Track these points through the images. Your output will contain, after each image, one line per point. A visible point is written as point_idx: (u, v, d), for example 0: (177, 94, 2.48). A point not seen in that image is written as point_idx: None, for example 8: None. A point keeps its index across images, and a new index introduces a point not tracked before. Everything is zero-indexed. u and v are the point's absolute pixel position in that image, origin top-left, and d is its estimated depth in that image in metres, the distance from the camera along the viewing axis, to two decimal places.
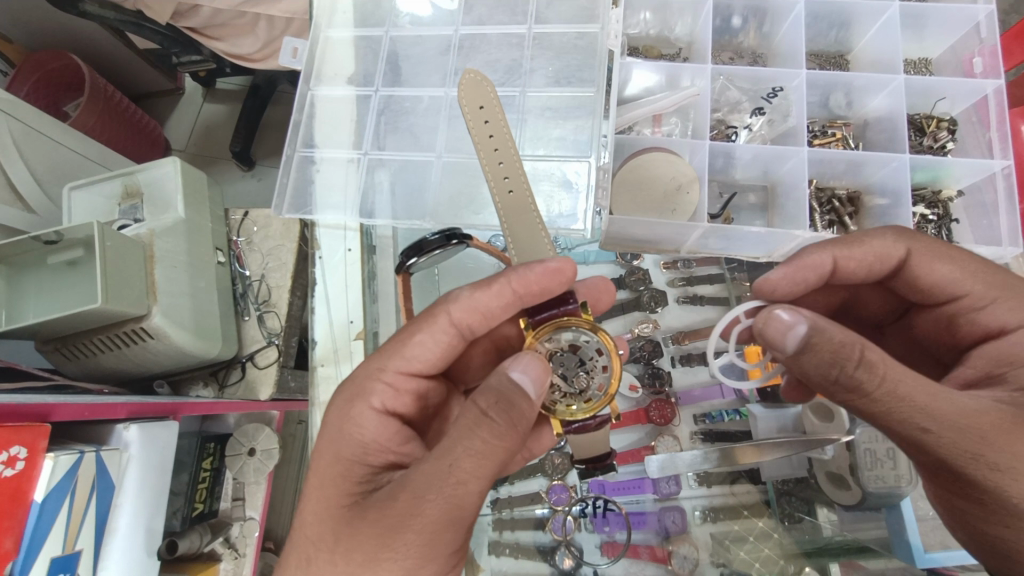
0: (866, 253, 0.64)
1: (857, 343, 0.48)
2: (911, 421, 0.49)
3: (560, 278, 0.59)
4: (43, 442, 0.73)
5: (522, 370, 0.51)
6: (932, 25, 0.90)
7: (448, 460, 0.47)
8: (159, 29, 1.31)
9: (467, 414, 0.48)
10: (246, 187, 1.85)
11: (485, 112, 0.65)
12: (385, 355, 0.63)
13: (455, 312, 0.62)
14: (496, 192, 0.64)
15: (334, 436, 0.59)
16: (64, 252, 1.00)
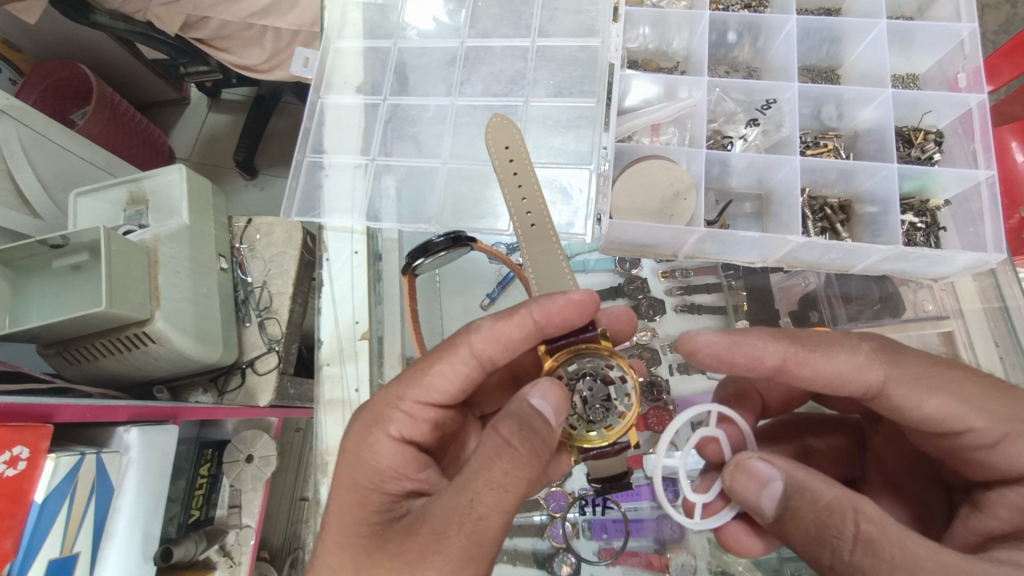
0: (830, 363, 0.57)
1: (846, 507, 0.46)
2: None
3: (583, 310, 0.58)
4: (46, 443, 0.74)
5: (541, 397, 0.52)
6: (919, 42, 0.94)
7: (468, 494, 0.47)
8: (166, 39, 1.34)
9: (488, 444, 0.48)
10: (249, 197, 1.87)
11: (511, 151, 0.68)
12: (404, 383, 0.61)
13: (477, 342, 0.60)
14: (507, 192, 0.66)
15: (355, 460, 0.58)
16: (70, 256, 1.01)
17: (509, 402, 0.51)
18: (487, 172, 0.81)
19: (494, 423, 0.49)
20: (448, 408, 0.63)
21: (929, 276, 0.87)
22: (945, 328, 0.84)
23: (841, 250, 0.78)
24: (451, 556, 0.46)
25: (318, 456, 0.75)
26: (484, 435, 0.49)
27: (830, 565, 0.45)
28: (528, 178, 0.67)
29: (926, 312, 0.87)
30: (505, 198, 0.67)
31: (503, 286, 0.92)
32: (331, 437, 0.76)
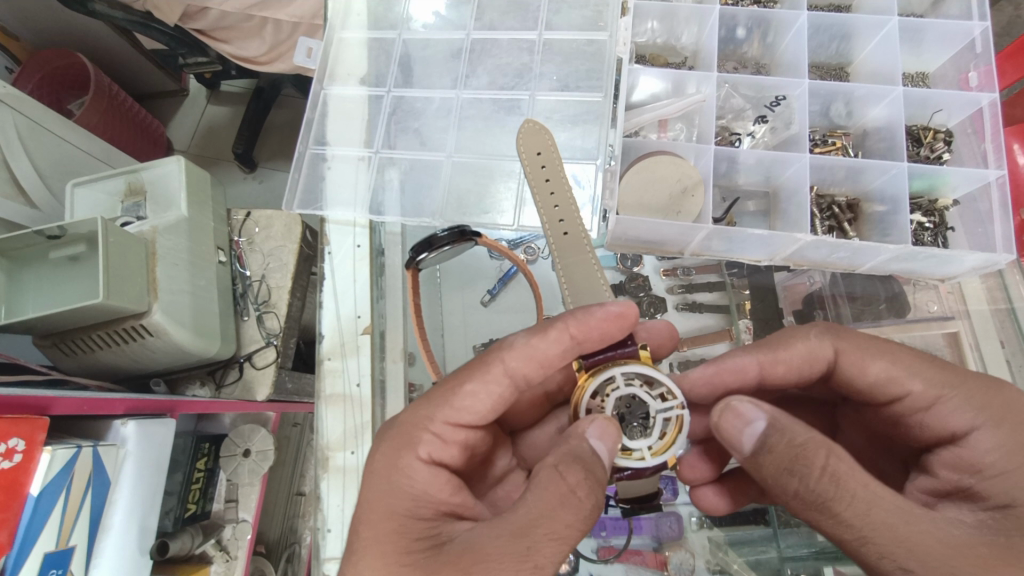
0: (793, 357, 0.61)
1: (820, 448, 0.48)
2: (889, 560, 0.46)
3: (622, 323, 0.58)
4: (42, 435, 0.72)
5: (598, 438, 0.52)
6: (929, 40, 0.93)
7: (526, 541, 0.47)
8: (166, 29, 1.33)
9: (553, 490, 0.48)
10: (248, 189, 1.86)
11: (543, 157, 0.67)
12: (434, 403, 0.58)
13: (512, 360, 0.58)
14: (530, 172, 0.67)
15: (386, 486, 0.55)
16: (67, 247, 1.00)
17: (567, 441, 0.52)
18: (492, 166, 0.81)
19: (559, 465, 0.50)
20: (478, 431, 0.61)
21: (936, 277, 0.86)
22: (950, 329, 0.84)
23: (848, 249, 0.78)
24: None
25: (319, 451, 0.74)
26: (547, 477, 0.49)
27: (796, 494, 0.48)
28: (561, 185, 0.66)
29: (930, 313, 0.87)
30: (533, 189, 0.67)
31: (506, 282, 0.92)
32: (332, 431, 0.75)
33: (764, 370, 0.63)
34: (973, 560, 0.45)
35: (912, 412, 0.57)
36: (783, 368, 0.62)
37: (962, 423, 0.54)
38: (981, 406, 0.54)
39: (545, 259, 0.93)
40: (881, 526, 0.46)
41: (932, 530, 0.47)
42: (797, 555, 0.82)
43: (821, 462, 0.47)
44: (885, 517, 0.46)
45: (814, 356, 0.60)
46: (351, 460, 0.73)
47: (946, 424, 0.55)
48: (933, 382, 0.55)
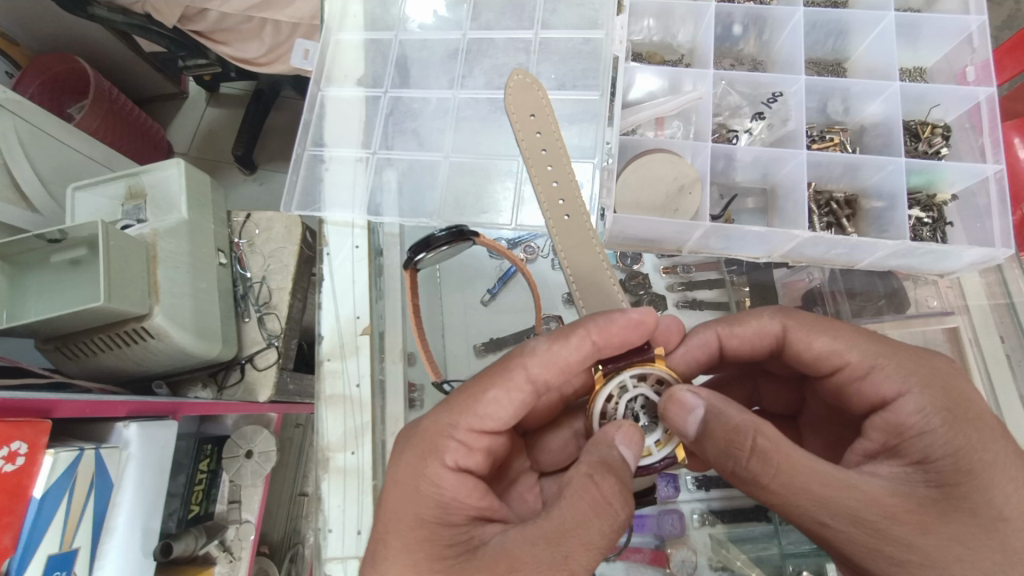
0: (747, 331, 0.64)
1: (750, 428, 0.48)
2: (808, 514, 0.47)
3: (641, 329, 0.58)
4: (44, 438, 0.73)
5: (626, 446, 0.53)
6: (926, 36, 0.93)
7: (562, 548, 0.46)
8: (165, 32, 1.33)
9: (586, 500, 0.48)
10: (248, 192, 1.86)
11: (535, 121, 0.65)
12: (456, 410, 0.57)
13: (533, 366, 0.58)
14: (524, 134, 0.65)
15: (412, 494, 0.54)
16: (68, 250, 1.01)
17: (596, 449, 0.53)
18: (490, 166, 0.81)
19: (592, 474, 0.50)
20: (500, 436, 0.60)
21: (935, 272, 0.86)
22: (949, 325, 0.83)
23: (847, 246, 0.78)
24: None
25: (319, 452, 0.74)
26: (580, 487, 0.49)
27: (733, 472, 0.49)
28: (562, 170, 0.64)
29: (929, 308, 0.87)
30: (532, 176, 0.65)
31: (505, 281, 0.92)
32: (333, 433, 0.75)
33: (723, 342, 0.66)
34: (888, 511, 0.46)
35: (848, 380, 0.57)
36: (738, 341, 0.65)
37: (890, 389, 0.54)
38: (911, 371, 0.54)
39: (545, 259, 0.93)
40: (812, 495, 0.46)
41: (884, 487, 0.48)
42: (798, 551, 0.85)
43: (752, 439, 0.48)
44: (816, 483, 0.47)
45: (764, 332, 0.63)
46: (352, 461, 0.74)
47: (878, 391, 0.55)
48: (868, 353, 0.56)
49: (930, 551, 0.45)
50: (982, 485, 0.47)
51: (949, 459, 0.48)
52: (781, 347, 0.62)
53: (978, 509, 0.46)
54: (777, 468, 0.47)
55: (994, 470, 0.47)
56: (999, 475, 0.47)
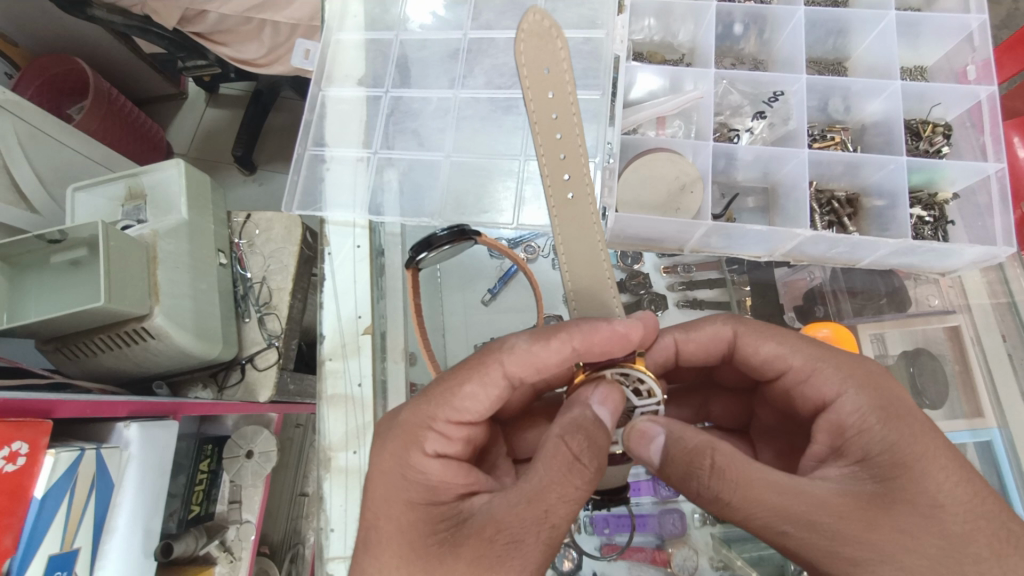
0: (700, 338, 0.64)
1: (706, 449, 0.49)
2: (771, 526, 0.47)
3: (625, 343, 0.56)
4: (44, 439, 0.73)
5: (601, 404, 0.54)
6: (926, 34, 0.93)
7: (542, 505, 0.47)
8: (164, 33, 1.33)
9: (558, 459, 0.48)
10: (247, 192, 1.86)
11: (549, 77, 0.57)
12: (434, 402, 0.58)
13: (510, 365, 0.57)
14: (533, 99, 0.57)
15: (398, 481, 0.55)
16: (68, 251, 1.01)
17: (571, 411, 0.52)
18: (491, 166, 0.81)
19: (563, 434, 0.50)
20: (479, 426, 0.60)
21: (936, 271, 0.86)
22: (951, 323, 0.84)
23: (848, 244, 0.78)
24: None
25: (320, 452, 0.74)
26: (551, 448, 0.49)
27: (698, 493, 0.49)
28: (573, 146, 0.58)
29: (931, 307, 0.87)
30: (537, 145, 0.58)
31: (505, 281, 0.92)
32: (335, 432, 0.75)
33: (680, 348, 0.66)
34: (839, 511, 0.46)
35: (795, 383, 0.59)
36: (694, 346, 0.65)
37: (830, 389, 0.56)
38: (848, 372, 0.56)
39: (545, 258, 0.93)
40: (767, 505, 0.47)
41: (833, 488, 0.48)
42: None
43: (709, 458, 0.48)
44: (772, 493, 0.47)
45: (716, 338, 0.64)
46: (354, 461, 0.74)
47: (819, 393, 0.57)
48: (809, 356, 0.58)
49: (885, 548, 0.45)
50: (917, 477, 0.48)
51: (886, 455, 0.50)
52: (733, 352, 0.64)
53: (916, 500, 0.47)
54: (734, 480, 0.47)
55: (929, 461, 0.49)
56: (930, 466, 0.48)
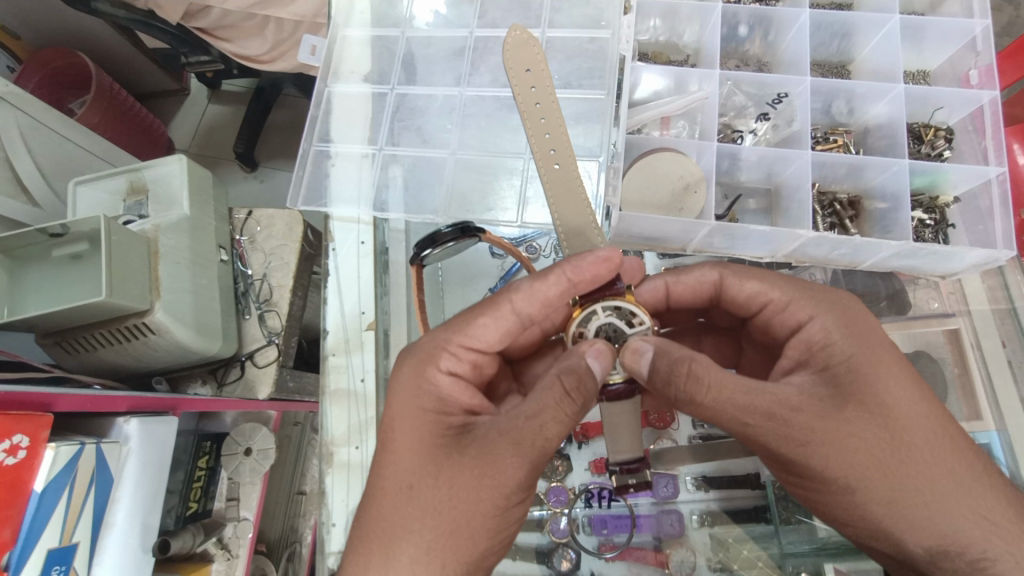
0: (691, 281, 0.69)
1: (686, 358, 0.53)
2: (735, 418, 0.53)
3: (609, 266, 0.60)
4: (45, 432, 0.73)
5: (595, 358, 0.55)
6: (930, 37, 0.93)
7: (537, 422, 0.52)
8: (168, 28, 1.33)
9: (554, 390, 0.52)
10: (248, 189, 1.86)
11: (532, 75, 0.65)
12: (451, 329, 0.63)
13: (518, 300, 0.63)
14: (527, 115, 0.65)
15: (409, 395, 0.59)
16: (69, 245, 1.01)
17: (567, 358, 0.55)
18: (496, 164, 0.81)
19: (557, 372, 0.53)
20: (490, 357, 0.66)
21: (937, 273, 0.87)
22: (950, 326, 0.84)
23: (849, 245, 0.78)
24: (502, 480, 0.51)
25: (323, 446, 0.75)
26: (547, 382, 0.53)
27: (676, 397, 0.54)
28: (557, 131, 0.64)
29: (930, 310, 0.87)
30: (528, 132, 0.65)
31: (507, 280, 0.92)
32: (337, 427, 0.75)
33: (670, 289, 0.71)
34: (794, 407, 0.53)
35: (773, 314, 0.64)
36: (683, 289, 0.70)
37: (803, 314, 0.62)
38: (822, 301, 0.62)
39: (547, 257, 0.94)
40: (736, 404, 0.53)
41: (793, 392, 0.55)
42: (797, 551, 0.85)
43: (683, 368, 0.52)
44: (741, 395, 0.53)
45: (703, 281, 0.69)
46: (356, 455, 0.74)
47: (795, 318, 0.62)
48: (789, 290, 0.63)
49: (822, 436, 0.53)
50: (868, 386, 0.55)
51: (844, 367, 0.56)
52: (718, 292, 0.69)
53: (864, 404, 0.54)
54: (710, 386, 0.52)
55: (879, 372, 0.55)
56: (881, 378, 0.55)
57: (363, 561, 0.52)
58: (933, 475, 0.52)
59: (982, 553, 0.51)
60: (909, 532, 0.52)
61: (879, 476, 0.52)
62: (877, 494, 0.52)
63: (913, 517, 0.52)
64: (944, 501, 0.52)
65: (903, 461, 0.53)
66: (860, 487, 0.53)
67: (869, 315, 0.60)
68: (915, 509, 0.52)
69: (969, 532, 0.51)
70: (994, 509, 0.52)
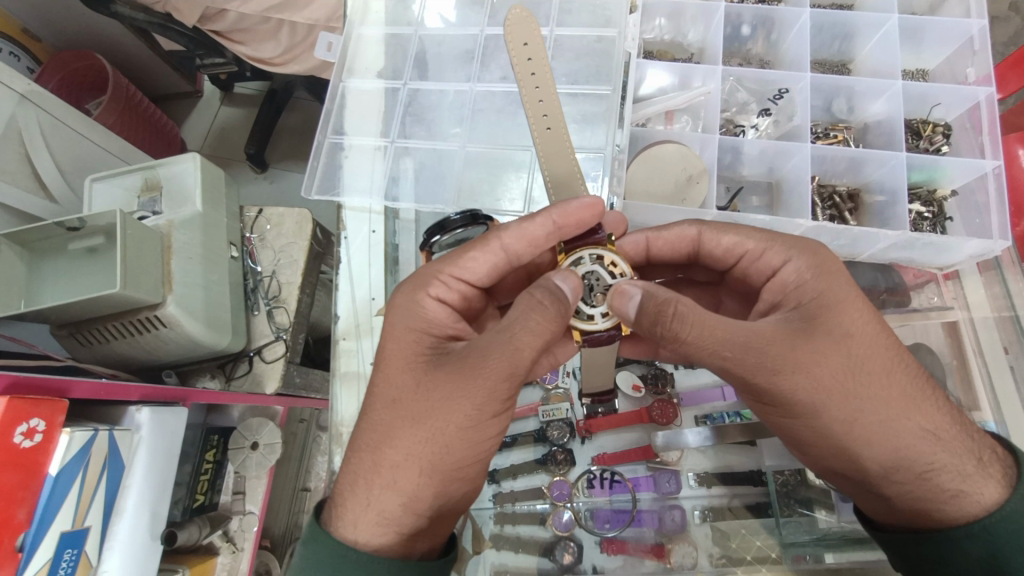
0: (673, 236, 0.72)
1: (670, 300, 0.55)
2: (714, 351, 0.55)
3: (594, 212, 0.65)
4: (60, 417, 0.75)
5: (563, 280, 0.60)
6: (928, 39, 0.95)
7: (509, 334, 0.55)
8: (183, 31, 1.40)
9: (528, 305, 0.56)
10: (259, 189, 1.90)
11: (529, 50, 0.66)
12: (442, 262, 0.68)
13: (508, 239, 0.66)
14: (534, 122, 0.67)
15: (404, 317, 0.64)
16: (85, 239, 1.03)
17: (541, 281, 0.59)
18: (504, 158, 0.83)
19: (534, 291, 0.57)
20: (477, 291, 0.70)
21: (935, 264, 0.89)
22: (949, 318, 0.87)
23: (848, 235, 0.81)
24: (473, 392, 0.55)
25: (332, 427, 0.77)
26: (524, 300, 0.57)
27: (662, 335, 0.56)
28: (554, 108, 0.67)
29: (930, 304, 0.89)
30: (528, 118, 0.67)
31: None
32: (346, 408, 0.77)
33: (651, 244, 0.73)
34: (768, 337, 0.56)
35: (751, 263, 0.67)
36: (663, 244, 0.73)
37: (778, 259, 0.65)
38: (795, 245, 0.64)
39: None
40: (718, 337, 0.55)
41: (768, 328, 0.57)
42: (797, 541, 0.86)
43: (670, 309, 0.55)
44: (720, 327, 0.55)
45: (683, 238, 0.71)
46: None
47: (769, 263, 0.65)
48: (764, 238, 0.66)
49: (796, 360, 0.56)
50: (833, 317, 0.58)
51: (814, 300, 0.60)
52: (698, 246, 0.72)
53: (832, 332, 0.57)
54: (694, 324, 0.54)
55: (845, 304, 0.59)
56: (846, 309, 0.59)
57: (358, 468, 0.58)
58: (894, 397, 0.56)
59: (931, 464, 0.56)
60: (870, 448, 0.56)
61: (847, 396, 0.56)
62: (843, 415, 0.56)
63: (876, 434, 0.56)
64: (900, 421, 0.56)
65: (868, 383, 0.56)
66: (829, 406, 0.56)
67: (837, 257, 0.63)
68: (877, 426, 0.56)
69: (923, 446, 0.56)
70: (942, 426, 0.57)
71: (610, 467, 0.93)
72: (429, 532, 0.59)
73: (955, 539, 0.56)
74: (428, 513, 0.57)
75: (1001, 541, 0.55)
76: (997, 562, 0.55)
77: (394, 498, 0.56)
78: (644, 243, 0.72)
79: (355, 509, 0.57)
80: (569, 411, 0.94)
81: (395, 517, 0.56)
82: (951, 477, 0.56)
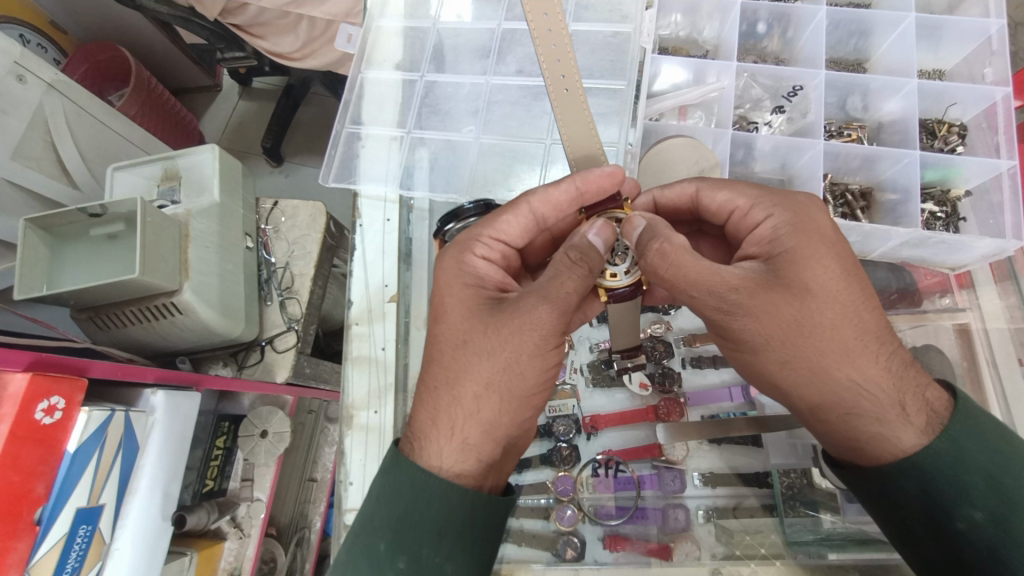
0: (676, 193, 0.72)
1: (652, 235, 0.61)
2: (682, 291, 0.60)
3: (613, 180, 0.67)
4: (79, 396, 0.77)
5: (597, 233, 0.63)
6: (947, 38, 0.94)
7: (556, 280, 0.60)
8: (206, 25, 1.41)
9: (571, 251, 0.61)
10: (274, 182, 1.93)
11: (547, 14, 0.62)
12: (479, 226, 0.70)
13: (536, 203, 0.67)
14: (553, 88, 0.67)
15: (457, 274, 0.67)
16: (107, 225, 1.06)
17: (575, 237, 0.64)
18: (517, 149, 0.84)
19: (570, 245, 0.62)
20: (515, 252, 0.72)
21: (946, 264, 0.89)
22: (960, 321, 0.86)
23: (859, 232, 0.81)
24: (541, 323, 0.59)
25: (343, 410, 0.78)
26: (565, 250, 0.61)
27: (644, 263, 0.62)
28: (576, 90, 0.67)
29: (941, 305, 0.88)
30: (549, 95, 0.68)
31: None
32: (357, 391, 0.79)
33: (659, 202, 0.74)
34: (734, 286, 0.59)
35: (739, 220, 0.67)
36: (667, 201, 0.74)
37: (761, 215, 0.64)
38: (780, 202, 0.64)
39: None
40: (686, 277, 0.59)
41: (741, 274, 0.60)
42: (800, 540, 0.85)
43: (654, 246, 0.60)
44: (694, 266, 0.58)
45: (682, 194, 0.72)
46: (375, 420, 0.77)
47: (754, 220, 0.65)
48: (752, 196, 0.66)
49: (754, 305, 0.58)
50: (797, 267, 0.59)
51: (782, 254, 0.60)
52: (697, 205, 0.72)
53: (791, 284, 0.59)
54: (670, 263, 0.59)
55: (813, 257, 0.59)
56: (812, 262, 0.59)
57: (434, 404, 0.62)
58: (831, 348, 0.59)
59: (852, 410, 0.59)
60: (800, 388, 0.61)
61: (788, 342, 0.59)
62: (781, 358, 0.60)
63: (808, 377, 0.60)
64: (834, 367, 0.59)
65: (808, 336, 0.58)
66: (765, 349, 0.60)
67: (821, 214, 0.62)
68: (807, 371, 0.60)
69: (849, 396, 0.59)
70: (877, 380, 0.59)
71: (615, 459, 0.93)
72: (501, 464, 0.63)
73: (893, 478, 0.58)
74: (503, 439, 0.61)
75: (931, 484, 0.56)
76: (929, 501, 0.56)
77: (475, 426, 0.60)
78: (651, 203, 0.74)
79: (436, 438, 0.60)
80: (575, 407, 0.96)
81: (476, 444, 0.59)
82: (869, 422, 0.59)
